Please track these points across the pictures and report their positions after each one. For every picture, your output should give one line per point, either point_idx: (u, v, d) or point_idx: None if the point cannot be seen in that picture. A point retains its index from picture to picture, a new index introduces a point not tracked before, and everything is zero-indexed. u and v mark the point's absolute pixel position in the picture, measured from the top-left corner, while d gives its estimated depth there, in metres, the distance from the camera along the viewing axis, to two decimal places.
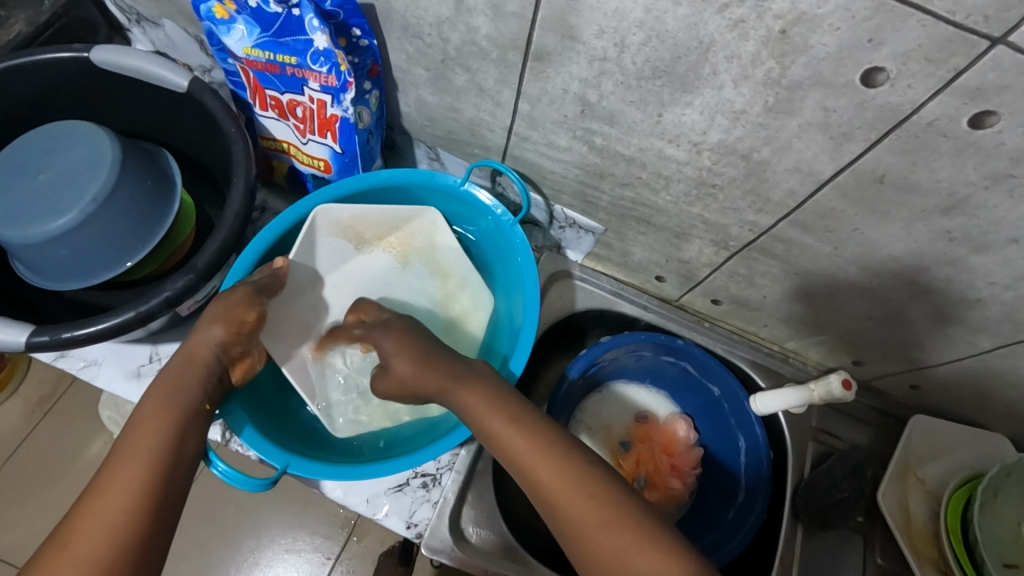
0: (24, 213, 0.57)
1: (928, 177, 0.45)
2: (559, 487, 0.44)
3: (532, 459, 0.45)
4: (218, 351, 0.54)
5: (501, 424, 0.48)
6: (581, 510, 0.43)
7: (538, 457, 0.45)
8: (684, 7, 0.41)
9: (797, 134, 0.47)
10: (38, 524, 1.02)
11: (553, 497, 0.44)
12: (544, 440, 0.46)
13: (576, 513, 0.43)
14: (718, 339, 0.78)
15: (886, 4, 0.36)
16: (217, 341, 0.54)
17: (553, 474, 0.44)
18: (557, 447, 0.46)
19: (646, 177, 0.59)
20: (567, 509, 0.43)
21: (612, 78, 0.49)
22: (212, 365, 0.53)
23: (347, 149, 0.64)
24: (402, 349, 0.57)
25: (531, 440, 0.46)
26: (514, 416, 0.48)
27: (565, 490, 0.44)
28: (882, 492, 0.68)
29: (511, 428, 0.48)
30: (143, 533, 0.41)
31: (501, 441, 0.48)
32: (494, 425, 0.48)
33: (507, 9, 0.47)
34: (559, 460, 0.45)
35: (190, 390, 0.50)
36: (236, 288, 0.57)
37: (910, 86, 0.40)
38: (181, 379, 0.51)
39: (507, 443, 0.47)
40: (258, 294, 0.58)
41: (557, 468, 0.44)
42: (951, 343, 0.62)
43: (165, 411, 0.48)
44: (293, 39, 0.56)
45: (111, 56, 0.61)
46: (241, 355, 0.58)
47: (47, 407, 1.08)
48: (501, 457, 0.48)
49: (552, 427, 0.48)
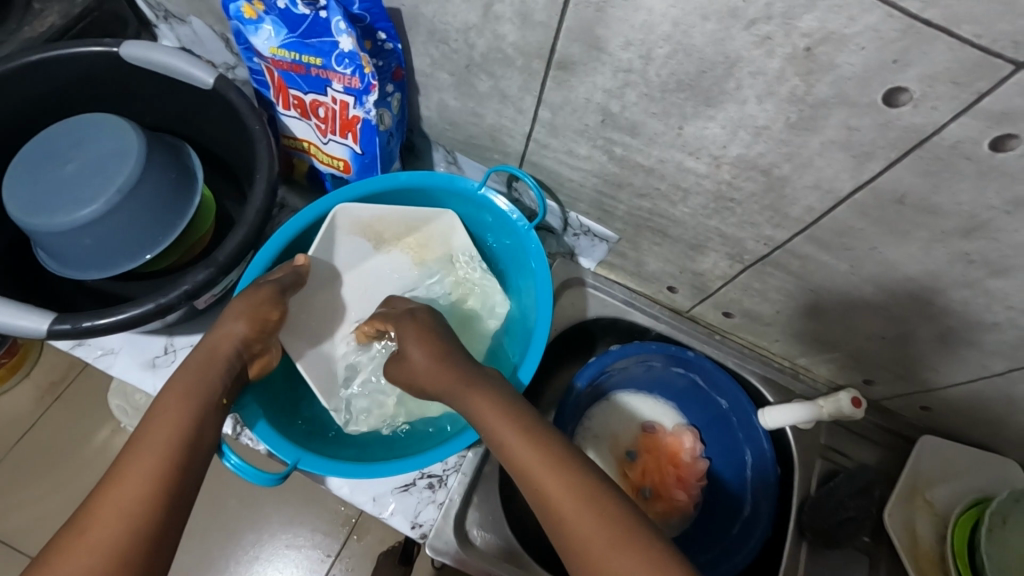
0: (51, 202, 0.57)
1: (949, 200, 0.45)
2: (571, 509, 0.44)
3: (523, 452, 0.48)
4: (240, 346, 0.56)
5: (495, 417, 0.50)
6: (578, 523, 0.43)
7: (551, 478, 0.45)
8: (712, 22, 0.41)
9: (819, 152, 0.47)
10: (44, 508, 1.03)
11: (564, 522, 0.44)
12: (544, 447, 0.47)
13: (588, 541, 0.43)
14: (729, 352, 0.78)
15: (914, 27, 0.36)
16: (240, 336, 0.55)
17: (543, 470, 0.46)
18: (569, 470, 0.46)
19: (664, 188, 0.59)
20: (551, 499, 0.45)
21: (635, 90, 0.50)
22: (233, 361, 0.55)
23: (368, 149, 0.65)
24: (418, 334, 0.59)
25: (543, 460, 0.47)
26: (525, 429, 0.49)
27: (554, 487, 0.45)
28: (889, 513, 0.68)
29: (523, 441, 0.48)
30: (157, 522, 0.42)
31: (506, 446, 0.49)
32: (507, 437, 0.49)
33: (535, 18, 0.48)
34: (573, 482, 0.45)
35: (211, 382, 0.52)
36: (259, 287, 0.58)
37: (934, 108, 0.40)
38: (205, 371, 0.52)
39: (520, 459, 0.47)
40: (281, 293, 0.59)
41: (570, 491, 0.45)
42: (964, 366, 0.62)
43: (188, 403, 0.49)
44: (320, 40, 0.57)
45: (140, 51, 0.62)
46: (260, 352, 0.58)
47: (56, 394, 1.09)
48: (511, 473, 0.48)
49: (566, 447, 0.48)
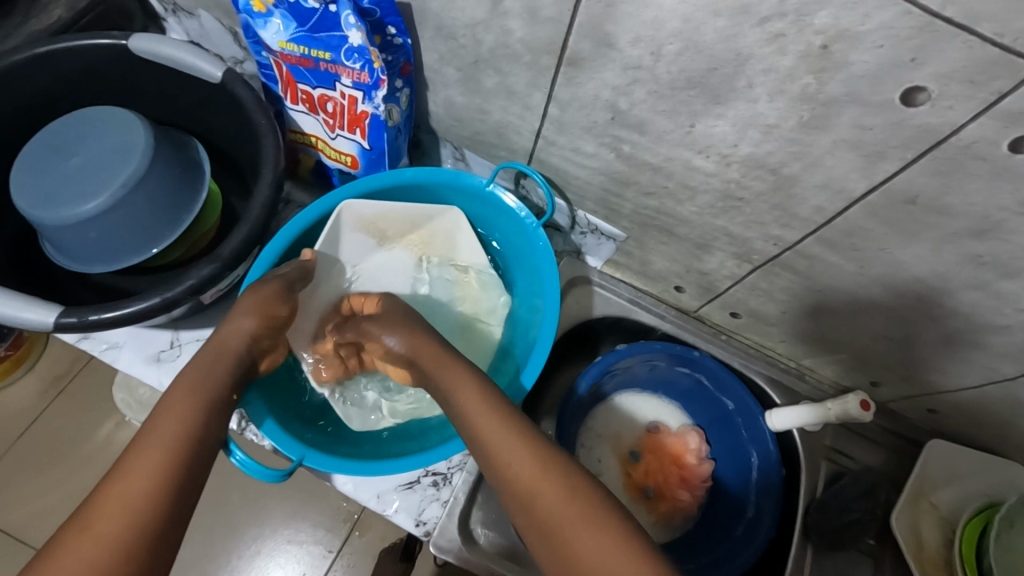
0: (58, 195, 0.57)
1: (962, 201, 0.45)
2: (533, 482, 0.46)
3: (485, 425, 0.50)
4: (248, 343, 0.56)
5: (464, 393, 0.53)
6: (535, 491, 0.45)
7: (508, 448, 0.48)
8: (723, 19, 0.41)
9: (830, 151, 0.46)
10: (47, 501, 1.03)
11: (531, 498, 0.45)
12: (505, 422, 0.50)
13: (549, 511, 0.44)
14: (735, 353, 0.77)
15: (931, 24, 0.35)
16: (248, 332, 0.56)
17: (503, 441, 0.49)
18: (538, 449, 0.48)
19: (672, 187, 0.59)
20: (510, 468, 0.47)
21: (644, 87, 0.49)
22: (242, 356, 0.55)
23: (376, 145, 0.65)
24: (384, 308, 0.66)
25: (513, 440, 0.49)
26: (500, 412, 0.51)
27: (513, 457, 0.47)
28: (896, 517, 0.67)
29: (495, 423, 0.50)
30: (162, 517, 0.42)
31: (471, 420, 0.51)
32: (481, 419, 0.51)
33: (544, 14, 0.48)
34: (531, 456, 0.47)
35: (219, 379, 0.52)
36: (266, 282, 0.58)
37: (950, 108, 0.39)
38: (214, 368, 0.53)
39: (491, 440, 0.49)
40: (288, 289, 0.59)
41: (530, 464, 0.47)
42: (974, 369, 0.61)
43: (195, 399, 0.49)
44: (329, 34, 0.57)
45: (148, 44, 0.62)
46: (270, 349, 0.60)
47: (61, 387, 1.10)
48: (479, 457, 0.50)
49: (530, 427, 0.50)
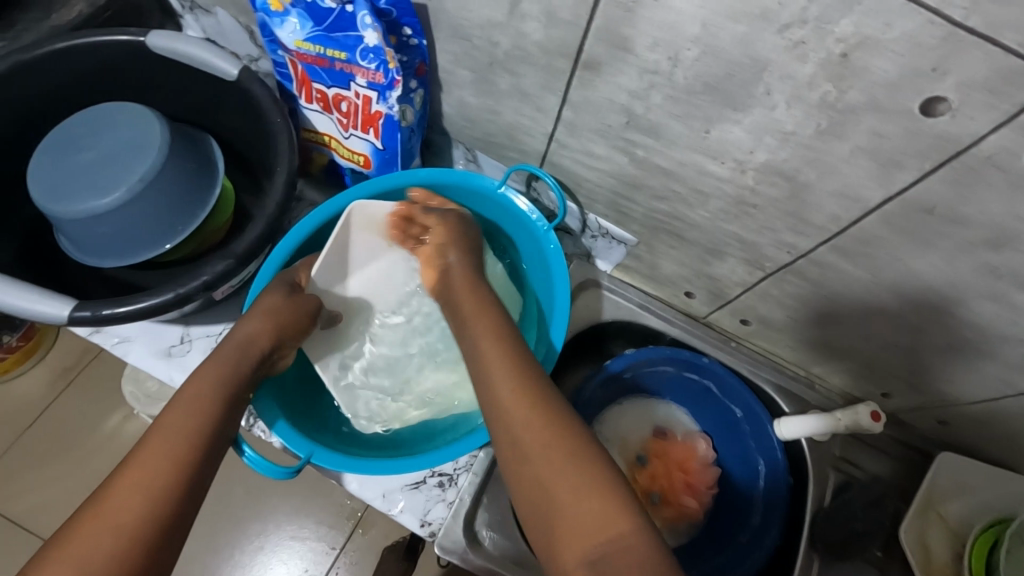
0: (74, 189, 0.58)
1: (980, 212, 0.44)
2: (521, 416, 0.47)
3: (492, 357, 0.52)
4: (273, 342, 0.57)
5: (480, 329, 0.56)
6: (522, 425, 0.47)
7: (505, 380, 0.50)
8: (742, 24, 0.40)
9: (847, 159, 0.46)
10: (54, 491, 1.04)
11: (522, 440, 0.46)
12: (513, 358, 0.52)
13: (533, 446, 0.45)
14: (744, 360, 0.76)
15: (954, 34, 0.35)
16: (270, 332, 0.57)
17: (504, 373, 0.50)
18: (536, 390, 0.49)
19: (685, 192, 0.59)
20: (504, 398, 0.49)
21: (660, 92, 0.49)
22: (265, 355, 0.56)
23: (389, 146, 0.65)
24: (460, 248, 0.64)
25: (522, 398, 0.48)
26: (514, 361, 0.51)
27: (508, 390, 0.49)
28: (905, 528, 0.66)
29: (507, 381, 0.50)
30: (174, 509, 0.42)
31: (480, 351, 0.54)
32: (491, 360, 0.52)
33: (561, 16, 0.48)
34: (527, 391, 0.49)
35: (238, 374, 0.53)
36: (276, 290, 0.59)
37: (971, 118, 0.39)
38: (236, 363, 0.53)
39: (501, 395, 0.49)
40: (310, 315, 0.61)
41: (523, 398, 0.48)
42: (988, 382, 0.61)
43: (213, 392, 0.50)
44: (345, 34, 0.57)
45: (166, 41, 0.63)
46: (287, 352, 0.59)
47: (70, 378, 1.11)
48: (484, 390, 0.51)
49: (533, 367, 0.51)
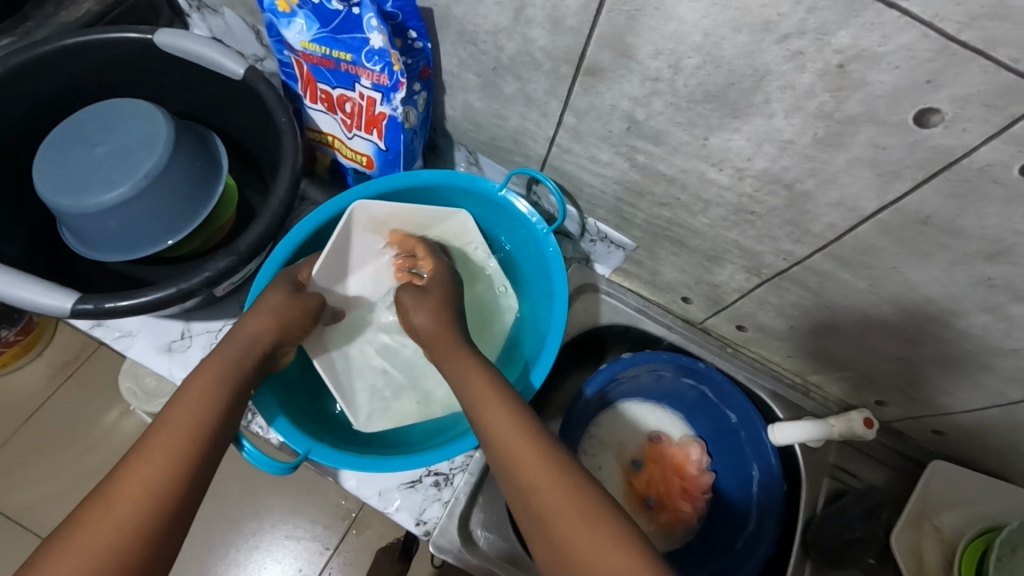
0: (80, 183, 0.58)
1: (975, 223, 0.45)
2: (524, 460, 0.48)
3: (487, 399, 0.53)
4: (275, 343, 0.58)
5: (473, 368, 0.57)
6: (527, 469, 0.47)
7: (505, 422, 0.51)
8: (744, 35, 0.41)
9: (845, 169, 0.47)
10: (51, 485, 1.04)
11: (528, 483, 0.47)
12: (508, 401, 0.53)
13: (539, 491, 0.46)
14: (741, 366, 0.78)
15: (949, 47, 0.36)
16: (270, 335, 0.57)
17: (501, 416, 0.52)
18: (532, 431, 0.50)
19: (685, 199, 0.59)
20: (506, 443, 0.50)
21: (662, 99, 0.50)
22: (266, 356, 0.57)
23: (392, 146, 0.65)
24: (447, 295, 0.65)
25: (521, 433, 0.50)
26: (509, 404, 0.52)
27: (509, 434, 0.50)
28: (896, 535, 0.67)
29: (504, 414, 0.52)
30: (177, 505, 0.43)
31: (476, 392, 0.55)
32: (488, 401, 0.53)
33: (566, 23, 0.48)
34: (528, 435, 0.50)
35: (240, 374, 0.53)
36: (275, 290, 0.60)
37: (965, 130, 0.39)
38: (241, 363, 0.54)
39: (498, 428, 0.51)
40: (314, 315, 0.62)
41: (526, 440, 0.49)
42: (980, 392, 0.61)
43: (216, 392, 0.50)
44: (351, 36, 0.57)
45: (173, 39, 0.63)
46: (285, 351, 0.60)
47: (69, 372, 1.11)
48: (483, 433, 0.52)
49: (528, 409, 0.52)
